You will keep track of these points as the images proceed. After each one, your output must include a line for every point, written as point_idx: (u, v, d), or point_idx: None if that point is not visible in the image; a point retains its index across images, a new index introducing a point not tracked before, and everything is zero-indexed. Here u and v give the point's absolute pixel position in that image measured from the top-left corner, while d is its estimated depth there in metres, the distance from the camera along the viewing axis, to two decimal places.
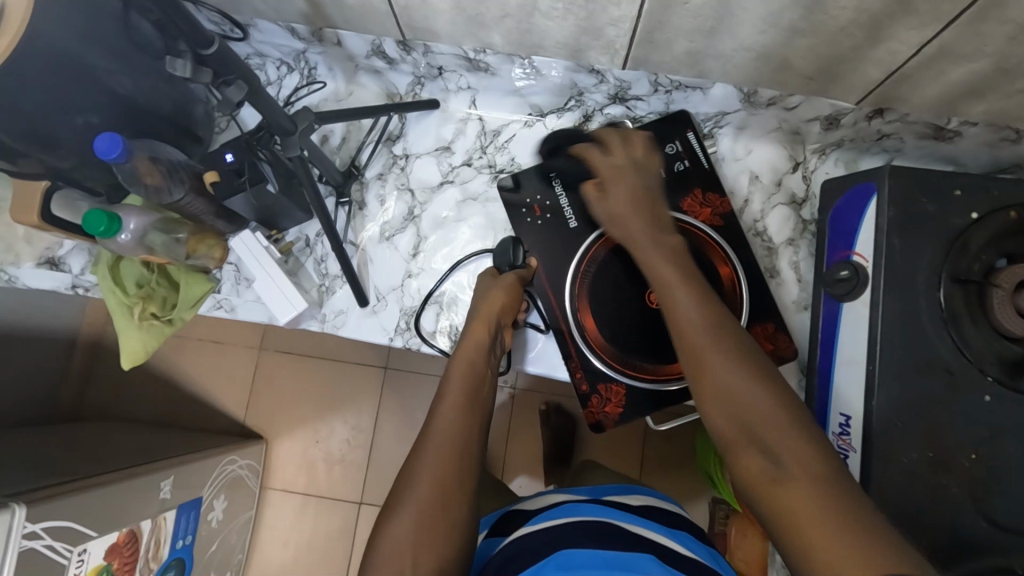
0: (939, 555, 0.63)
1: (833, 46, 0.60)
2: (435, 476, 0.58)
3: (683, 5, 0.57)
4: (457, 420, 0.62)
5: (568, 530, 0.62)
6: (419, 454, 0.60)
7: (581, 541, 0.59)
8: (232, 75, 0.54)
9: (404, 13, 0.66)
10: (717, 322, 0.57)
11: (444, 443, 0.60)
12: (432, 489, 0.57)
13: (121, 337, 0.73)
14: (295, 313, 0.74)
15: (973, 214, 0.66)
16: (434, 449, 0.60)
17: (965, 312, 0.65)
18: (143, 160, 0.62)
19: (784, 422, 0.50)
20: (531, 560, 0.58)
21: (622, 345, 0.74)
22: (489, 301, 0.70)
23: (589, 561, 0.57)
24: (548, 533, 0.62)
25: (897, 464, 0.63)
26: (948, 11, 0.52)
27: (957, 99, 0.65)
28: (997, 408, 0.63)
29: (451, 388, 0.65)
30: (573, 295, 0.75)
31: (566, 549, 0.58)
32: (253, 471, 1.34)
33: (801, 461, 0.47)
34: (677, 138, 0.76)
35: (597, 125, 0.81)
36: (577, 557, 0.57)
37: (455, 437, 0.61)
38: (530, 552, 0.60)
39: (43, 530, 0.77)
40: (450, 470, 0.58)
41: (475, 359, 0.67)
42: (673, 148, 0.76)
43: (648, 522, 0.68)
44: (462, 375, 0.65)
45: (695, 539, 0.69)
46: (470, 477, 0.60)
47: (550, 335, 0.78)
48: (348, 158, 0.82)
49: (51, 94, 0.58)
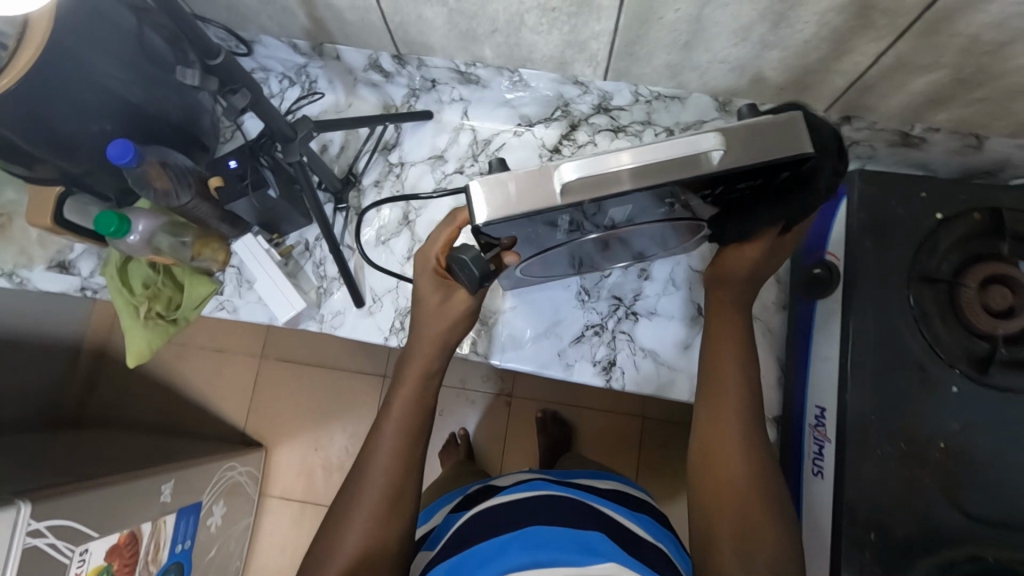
0: (912, 545, 0.64)
1: (801, 58, 0.64)
2: (384, 492, 0.60)
3: (659, 20, 0.61)
4: (401, 436, 0.63)
5: (536, 505, 0.65)
6: (365, 468, 0.62)
7: (548, 520, 0.62)
8: (237, 83, 0.56)
9: (400, 29, 0.70)
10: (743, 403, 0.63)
11: (387, 458, 0.62)
12: (380, 504, 0.60)
13: (128, 336, 0.76)
14: (293, 312, 0.78)
15: (938, 215, 0.70)
16: (380, 466, 0.62)
17: (934, 311, 0.68)
18: (154, 165, 0.66)
19: (760, 502, 0.59)
20: (498, 533, 0.62)
21: (552, 266, 0.72)
22: (433, 306, 0.64)
23: (555, 542, 0.59)
24: (517, 508, 0.65)
25: (869, 455, 0.66)
26: (902, 24, 0.56)
27: (921, 108, 0.68)
28: (966, 400, 0.66)
29: (399, 397, 0.65)
30: (526, 260, 0.64)
31: (533, 526, 0.61)
32: (252, 478, 1.37)
33: (766, 534, 0.57)
34: (759, 175, 0.50)
35: (599, 87, 0.76)
36: (540, 535, 0.60)
37: (394, 447, 0.63)
38: (496, 524, 0.64)
39: (47, 528, 0.79)
40: (394, 490, 0.61)
41: (431, 362, 0.66)
42: (706, 192, 0.52)
43: (619, 507, 0.71)
44: (414, 382, 0.66)
45: (655, 522, 0.72)
46: (406, 489, 0.62)
47: (516, 309, 0.82)
48: (346, 165, 0.86)
49: (68, 104, 0.62)
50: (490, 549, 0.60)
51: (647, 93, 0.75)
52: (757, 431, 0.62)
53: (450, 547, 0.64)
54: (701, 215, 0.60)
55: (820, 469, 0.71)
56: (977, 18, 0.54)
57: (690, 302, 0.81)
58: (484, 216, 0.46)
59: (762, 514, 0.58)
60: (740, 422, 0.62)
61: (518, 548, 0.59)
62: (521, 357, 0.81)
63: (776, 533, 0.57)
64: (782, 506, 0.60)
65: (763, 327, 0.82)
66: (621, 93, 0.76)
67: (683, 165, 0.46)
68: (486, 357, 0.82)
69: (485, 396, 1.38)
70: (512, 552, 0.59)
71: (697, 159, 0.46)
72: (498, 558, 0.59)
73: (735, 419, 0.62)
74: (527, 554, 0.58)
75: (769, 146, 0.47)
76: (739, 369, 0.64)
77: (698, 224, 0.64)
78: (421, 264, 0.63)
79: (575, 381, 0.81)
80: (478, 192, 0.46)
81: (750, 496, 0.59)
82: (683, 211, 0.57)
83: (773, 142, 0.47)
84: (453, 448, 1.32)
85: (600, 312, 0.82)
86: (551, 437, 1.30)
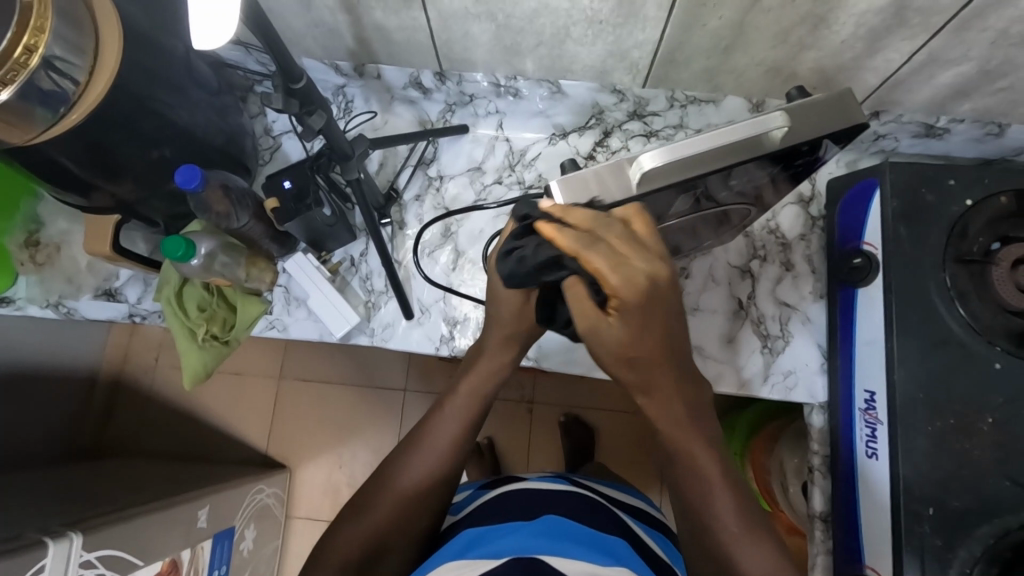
0: (965, 517, 0.67)
1: (835, 58, 0.67)
2: (421, 480, 0.63)
3: (702, 28, 0.64)
4: (459, 428, 0.65)
5: (558, 497, 0.71)
6: (417, 448, 0.64)
7: (567, 514, 0.68)
8: (314, 105, 0.58)
9: (446, 46, 0.73)
10: (692, 428, 0.56)
11: (439, 451, 0.64)
12: (421, 486, 0.63)
13: (181, 354, 0.77)
14: (348, 326, 0.80)
15: (968, 201, 0.72)
16: (434, 453, 0.64)
17: (972, 291, 0.71)
18: (217, 189, 0.69)
19: (740, 517, 0.56)
20: (524, 514, 0.67)
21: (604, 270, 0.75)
22: (508, 311, 0.65)
23: (578, 535, 0.64)
24: (539, 496, 0.71)
25: (918, 432, 0.68)
26: (935, 22, 0.60)
27: (946, 100, 0.72)
28: (1007, 374, 0.69)
29: (461, 391, 0.67)
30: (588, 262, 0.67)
31: (557, 517, 0.67)
32: (279, 499, 1.36)
33: (762, 555, 0.55)
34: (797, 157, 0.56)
35: (643, 92, 0.79)
36: (568, 526, 0.65)
37: (452, 439, 0.65)
38: (524, 505, 0.69)
39: (98, 559, 0.78)
40: (436, 480, 0.63)
41: (498, 368, 0.67)
42: (763, 177, 0.58)
43: (639, 521, 0.76)
44: (477, 383, 0.67)
45: (669, 540, 0.77)
46: (448, 483, 0.64)
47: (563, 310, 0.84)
48: (387, 181, 0.87)
49: (128, 131, 0.64)
50: (513, 525, 0.65)
51: (683, 98, 0.79)
52: (719, 448, 0.58)
53: (476, 517, 0.69)
54: (733, 203, 0.63)
55: (874, 451, 0.73)
56: (1006, 13, 0.57)
57: (731, 296, 0.85)
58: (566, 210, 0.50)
59: (745, 532, 0.55)
60: (700, 445, 0.57)
61: (539, 531, 0.64)
62: (571, 359, 0.83)
63: (767, 548, 0.55)
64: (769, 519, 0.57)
65: (803, 318, 0.84)
66: (657, 100, 0.80)
67: (749, 145, 0.51)
68: (536, 363, 0.83)
69: (510, 402, 1.39)
70: (533, 533, 0.63)
71: (761, 139, 0.52)
72: (519, 532, 0.64)
73: (697, 447, 0.56)
74: (548, 538, 0.63)
75: (817, 122, 0.53)
76: (685, 392, 0.55)
77: (742, 209, 0.66)
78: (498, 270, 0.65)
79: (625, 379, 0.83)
80: (559, 190, 0.49)
81: (727, 510, 0.56)
82: (732, 199, 0.61)
83: (827, 117, 0.53)
84: (479, 458, 1.32)
85: None
86: (576, 439, 1.33)
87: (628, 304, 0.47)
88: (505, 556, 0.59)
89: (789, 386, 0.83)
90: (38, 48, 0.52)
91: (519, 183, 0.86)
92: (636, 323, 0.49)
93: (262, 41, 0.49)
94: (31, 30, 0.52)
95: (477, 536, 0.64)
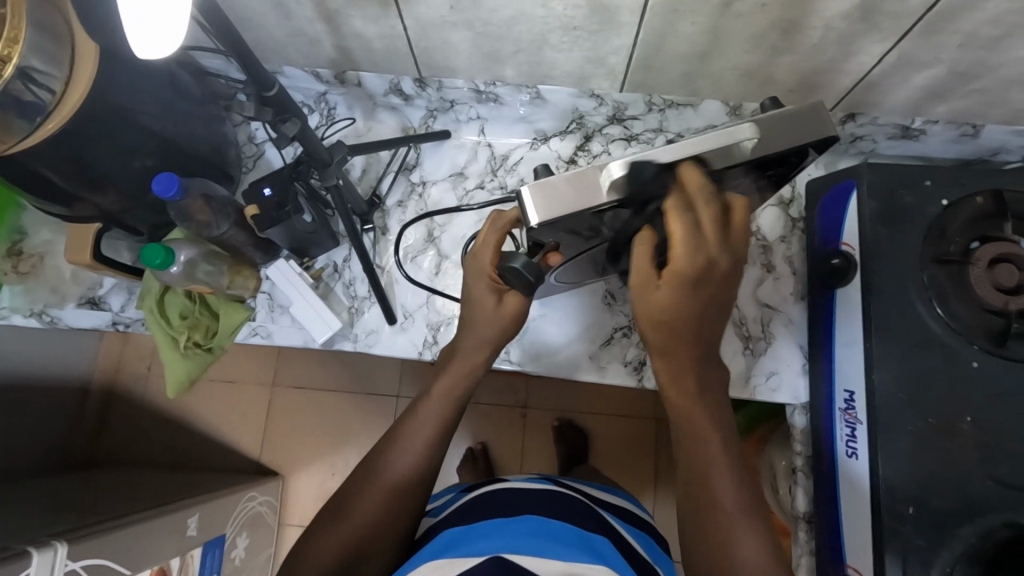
0: (947, 516, 0.67)
1: (810, 61, 0.68)
2: (400, 483, 0.63)
3: (676, 33, 0.65)
4: (435, 431, 0.65)
5: (537, 497, 0.71)
6: (395, 451, 0.64)
7: (546, 514, 0.67)
8: (288, 113, 0.58)
9: (425, 54, 0.74)
10: (705, 407, 0.59)
11: (416, 454, 0.64)
12: (398, 489, 0.63)
13: (165, 362, 0.77)
14: (331, 332, 0.80)
15: (944, 202, 0.72)
16: (411, 455, 0.64)
17: (951, 290, 0.71)
18: (197, 198, 0.69)
19: (740, 508, 0.56)
20: (502, 515, 0.67)
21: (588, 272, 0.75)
22: (485, 315, 0.65)
23: (556, 534, 0.64)
24: (518, 497, 0.71)
25: (899, 432, 0.69)
26: (905, 25, 0.60)
27: (921, 102, 0.73)
28: (985, 372, 0.69)
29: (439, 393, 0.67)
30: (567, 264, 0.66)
31: (535, 516, 0.66)
32: (272, 507, 1.36)
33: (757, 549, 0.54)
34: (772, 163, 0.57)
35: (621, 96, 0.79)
36: (546, 526, 0.65)
37: (429, 441, 0.65)
38: (502, 505, 0.69)
39: (85, 568, 0.78)
40: (414, 484, 0.63)
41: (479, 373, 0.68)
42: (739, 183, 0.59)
43: (622, 521, 0.76)
44: (459, 390, 0.67)
45: (654, 541, 0.77)
46: (426, 487, 0.64)
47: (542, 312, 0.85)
48: (369, 188, 0.87)
49: (108, 141, 0.64)
50: (490, 526, 0.65)
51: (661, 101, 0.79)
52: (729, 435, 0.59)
53: (457, 518, 0.69)
54: None
55: (854, 450, 0.73)
56: (975, 16, 0.58)
57: None
58: (537, 217, 0.52)
59: (738, 524, 0.55)
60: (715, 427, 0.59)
61: (517, 530, 0.64)
62: (554, 362, 0.84)
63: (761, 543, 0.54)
64: (762, 514, 0.56)
65: (784, 319, 0.85)
66: (636, 104, 0.80)
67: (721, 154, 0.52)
68: (519, 365, 0.83)
69: (501, 407, 1.39)
70: (510, 533, 0.63)
71: (733, 149, 0.53)
72: (496, 533, 0.63)
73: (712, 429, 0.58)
74: (525, 538, 0.62)
75: (791, 133, 0.54)
76: (702, 373, 0.59)
77: None
78: (475, 272, 0.65)
79: (609, 381, 0.83)
80: (530, 197, 0.52)
81: (729, 497, 0.56)
82: None
83: (800, 127, 0.54)
84: (472, 463, 1.32)
85: (627, 313, 0.84)
86: (569, 443, 1.33)
87: (684, 278, 0.53)
88: (479, 559, 0.59)
89: (772, 387, 0.83)
90: (12, 58, 0.53)
91: (501, 188, 0.87)
92: (680, 297, 0.54)
93: (231, 50, 0.49)
94: (6, 40, 0.53)
95: (461, 534, 0.64)
